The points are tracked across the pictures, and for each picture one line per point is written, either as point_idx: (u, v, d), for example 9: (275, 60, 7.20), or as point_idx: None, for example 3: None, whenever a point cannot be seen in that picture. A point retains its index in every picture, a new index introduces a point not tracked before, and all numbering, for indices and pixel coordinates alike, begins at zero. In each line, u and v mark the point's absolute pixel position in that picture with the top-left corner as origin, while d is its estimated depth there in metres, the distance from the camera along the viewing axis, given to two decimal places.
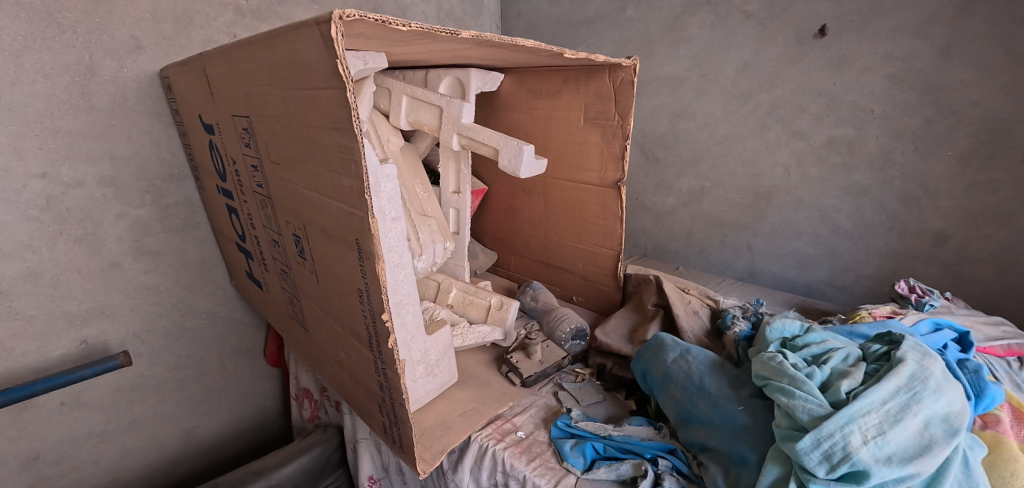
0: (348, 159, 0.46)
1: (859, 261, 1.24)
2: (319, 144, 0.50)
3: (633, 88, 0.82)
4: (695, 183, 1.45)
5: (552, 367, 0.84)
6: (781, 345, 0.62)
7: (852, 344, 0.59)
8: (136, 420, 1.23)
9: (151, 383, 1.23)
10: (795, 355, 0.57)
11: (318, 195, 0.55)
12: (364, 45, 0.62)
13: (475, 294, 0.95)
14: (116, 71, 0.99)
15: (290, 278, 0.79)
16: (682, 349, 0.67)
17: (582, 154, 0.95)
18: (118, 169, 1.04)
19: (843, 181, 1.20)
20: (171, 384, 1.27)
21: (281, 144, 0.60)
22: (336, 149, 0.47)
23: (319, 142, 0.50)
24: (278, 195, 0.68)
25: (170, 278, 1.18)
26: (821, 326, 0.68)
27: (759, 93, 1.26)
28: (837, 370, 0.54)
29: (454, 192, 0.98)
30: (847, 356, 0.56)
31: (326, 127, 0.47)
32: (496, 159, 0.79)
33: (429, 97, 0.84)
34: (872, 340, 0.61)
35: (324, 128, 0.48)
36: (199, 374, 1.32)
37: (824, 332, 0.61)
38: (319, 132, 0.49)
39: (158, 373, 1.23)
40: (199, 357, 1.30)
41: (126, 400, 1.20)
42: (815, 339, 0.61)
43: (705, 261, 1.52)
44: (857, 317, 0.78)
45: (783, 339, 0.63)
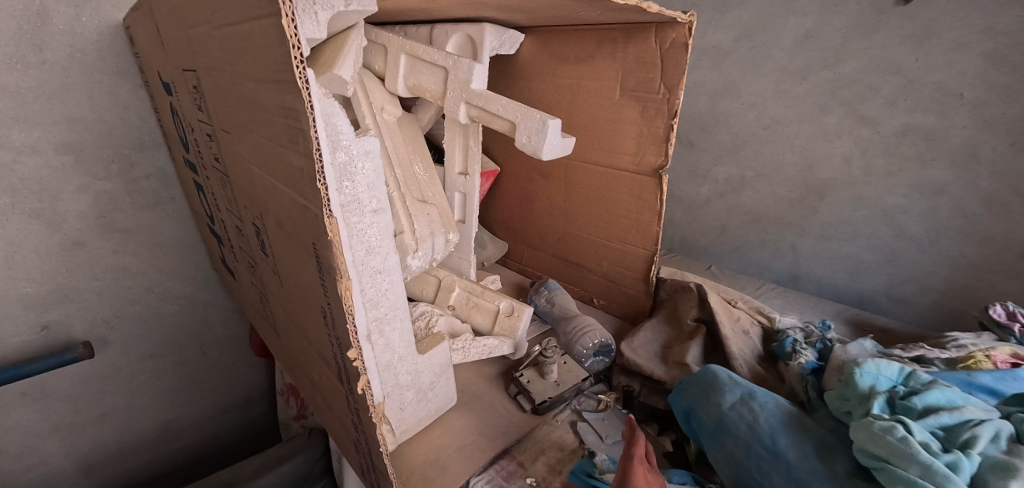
0: (294, 128, 0.31)
1: (925, 272, 1.07)
2: (263, 105, 0.35)
3: (687, 52, 0.65)
4: (734, 172, 1.27)
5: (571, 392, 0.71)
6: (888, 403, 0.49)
7: (989, 414, 0.46)
8: (109, 412, 1.12)
9: (125, 373, 1.11)
10: (923, 431, 0.43)
11: (269, 177, 0.40)
12: None
13: (481, 296, 0.81)
14: (72, 20, 0.83)
15: (257, 274, 0.65)
16: (745, 393, 0.53)
17: (615, 135, 0.79)
18: (79, 134, 0.90)
19: (915, 177, 1.02)
20: (147, 374, 1.15)
21: (228, 105, 0.45)
22: (282, 117, 0.32)
23: (263, 102, 0.35)
24: (234, 173, 0.53)
25: (143, 259, 1.05)
26: (924, 369, 0.56)
27: (821, 70, 1.07)
28: (985, 461, 0.41)
29: (460, 174, 0.83)
30: (996, 435, 0.44)
31: (267, 82, 0.32)
32: (513, 136, 0.64)
33: (432, 55, 0.67)
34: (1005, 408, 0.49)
35: (266, 84, 0.33)
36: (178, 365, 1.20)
37: (948, 390, 0.48)
38: (263, 85, 0.33)
39: (132, 362, 1.12)
40: (178, 345, 1.18)
41: (97, 390, 1.09)
42: (937, 403, 0.47)
43: (740, 260, 1.36)
44: (971, 358, 0.60)
45: (889, 394, 0.50)
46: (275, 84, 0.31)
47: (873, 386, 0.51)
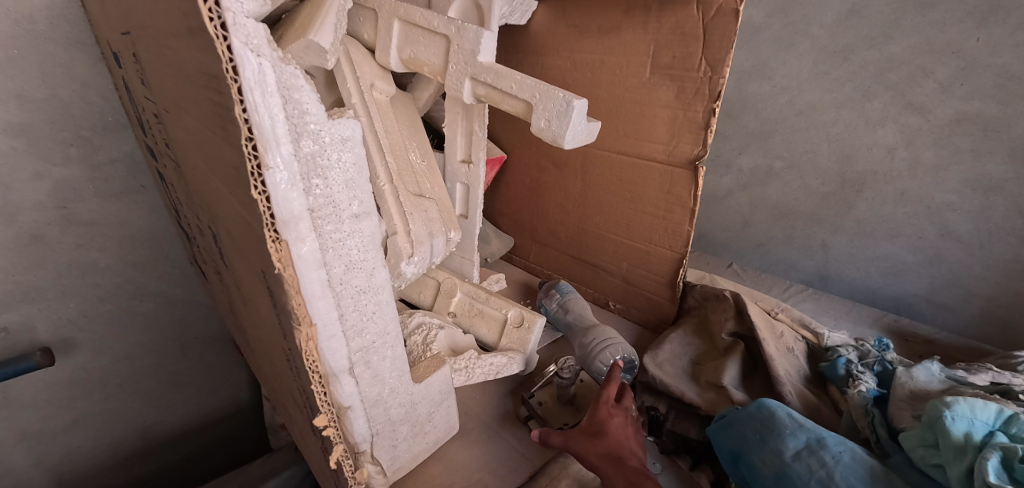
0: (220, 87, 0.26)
1: (971, 275, 0.98)
2: (189, 74, 0.27)
3: (738, 20, 0.54)
4: (761, 162, 1.17)
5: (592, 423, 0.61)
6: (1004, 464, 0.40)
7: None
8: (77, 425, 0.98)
9: (98, 383, 0.98)
10: None
11: (209, 172, 0.32)
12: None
13: (486, 304, 0.71)
14: None
15: (223, 283, 0.56)
16: (811, 438, 0.48)
17: (643, 120, 0.68)
18: (29, 115, 0.75)
19: (967, 172, 0.92)
20: (125, 383, 1.02)
21: (162, 80, 0.36)
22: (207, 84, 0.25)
23: (189, 72, 0.27)
24: (183, 165, 0.44)
25: (114, 256, 0.92)
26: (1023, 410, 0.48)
27: (865, 49, 0.95)
28: None
29: (462, 163, 0.72)
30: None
31: (187, 39, 0.25)
32: (528, 120, 0.53)
33: (430, 21, 0.56)
34: None
35: (189, 44, 0.26)
36: (160, 371, 1.07)
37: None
38: (183, 47, 0.26)
39: (107, 372, 0.98)
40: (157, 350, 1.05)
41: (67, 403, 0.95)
42: None
43: (764, 257, 1.26)
44: None
45: (1005, 449, 0.41)
46: (198, 42, 0.24)
47: (969, 434, 0.43)
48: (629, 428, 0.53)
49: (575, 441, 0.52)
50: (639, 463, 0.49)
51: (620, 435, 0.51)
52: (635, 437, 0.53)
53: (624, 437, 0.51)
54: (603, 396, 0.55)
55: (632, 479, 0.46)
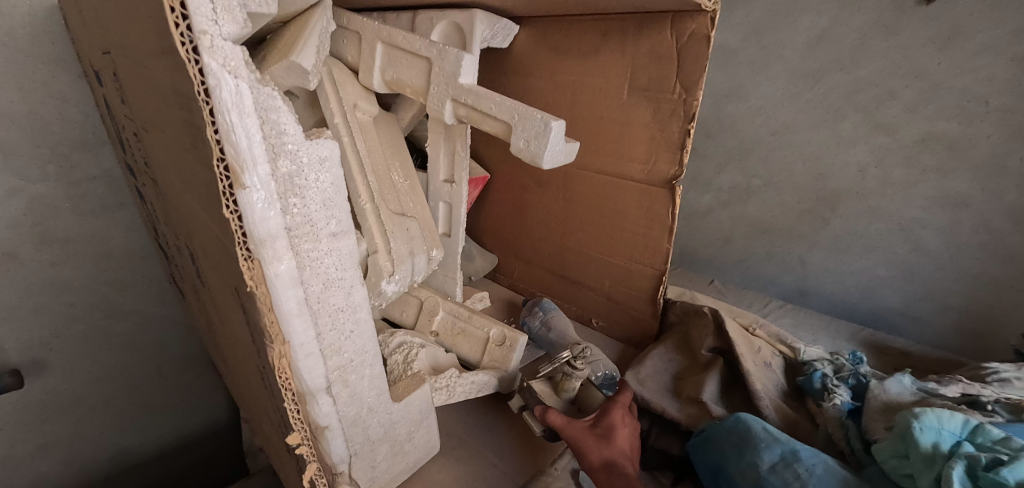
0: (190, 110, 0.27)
1: (944, 290, 1.00)
2: (178, 92, 0.28)
3: (710, 45, 0.56)
4: (739, 181, 1.20)
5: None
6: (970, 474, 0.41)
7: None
8: None
9: None
10: None
11: (187, 187, 0.33)
12: None
13: (469, 322, 0.71)
14: None
15: (202, 301, 0.56)
16: (786, 451, 0.49)
17: (623, 140, 0.70)
18: None
19: (935, 188, 0.96)
20: None
21: (141, 100, 0.36)
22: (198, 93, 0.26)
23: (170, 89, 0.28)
24: (162, 184, 0.44)
25: (88, 273, 0.94)
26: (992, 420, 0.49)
27: (835, 72, 1.00)
28: None
29: (445, 182, 0.73)
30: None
31: (169, 58, 0.26)
32: (508, 139, 0.55)
33: (413, 45, 0.57)
34: None
35: (171, 62, 0.27)
36: None
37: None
38: (167, 62, 0.27)
39: None
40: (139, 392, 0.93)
41: None
42: None
43: (744, 274, 1.28)
44: None
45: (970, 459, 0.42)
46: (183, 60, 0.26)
47: (938, 445, 0.44)
48: (631, 436, 0.55)
49: (582, 432, 0.54)
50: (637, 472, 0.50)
51: (626, 441, 0.53)
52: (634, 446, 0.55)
53: (627, 445, 0.53)
54: (617, 401, 0.57)
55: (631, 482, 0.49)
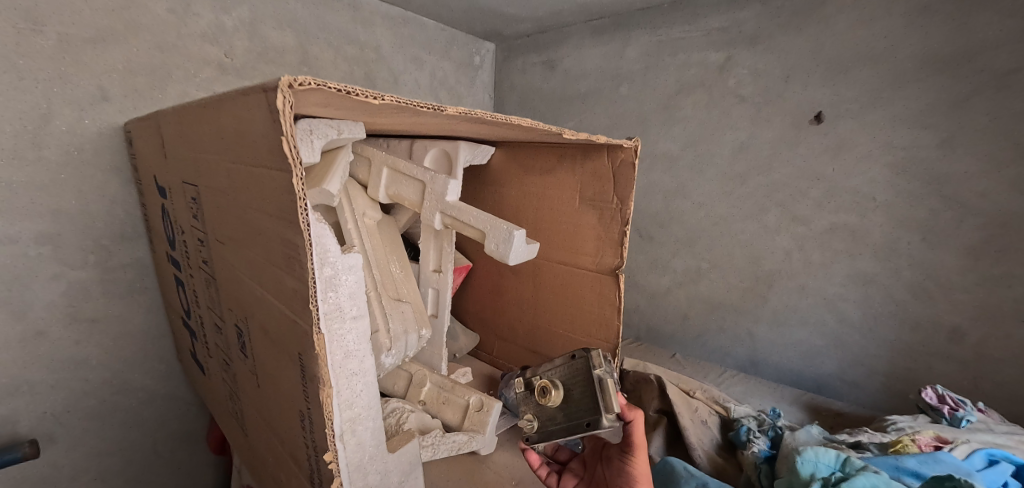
0: (292, 257, 0.37)
1: (869, 356, 1.15)
2: (284, 237, 0.37)
3: (634, 170, 0.76)
4: (691, 263, 1.39)
5: (557, 412, 0.59)
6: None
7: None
8: None
9: None
10: None
11: (260, 290, 0.45)
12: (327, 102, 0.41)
13: (452, 392, 0.83)
14: (76, 123, 0.91)
15: (230, 371, 0.67)
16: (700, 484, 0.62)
17: (577, 237, 0.87)
18: (60, 226, 0.93)
19: (848, 268, 1.14)
20: None
21: (224, 222, 0.51)
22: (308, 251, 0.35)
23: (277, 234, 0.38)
24: (221, 279, 0.58)
25: (105, 350, 1.03)
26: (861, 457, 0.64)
27: (756, 175, 1.23)
28: None
29: (434, 271, 0.88)
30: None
31: (284, 218, 0.36)
32: (482, 241, 0.71)
33: (412, 171, 0.76)
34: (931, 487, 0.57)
35: (283, 223, 0.37)
36: None
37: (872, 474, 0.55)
38: (283, 222, 0.37)
39: None
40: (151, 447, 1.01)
41: None
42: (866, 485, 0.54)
43: (703, 347, 1.42)
44: (901, 444, 0.69)
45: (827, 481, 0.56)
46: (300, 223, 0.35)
47: (811, 473, 0.58)
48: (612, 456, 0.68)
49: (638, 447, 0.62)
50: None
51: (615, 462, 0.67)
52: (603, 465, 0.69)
53: None
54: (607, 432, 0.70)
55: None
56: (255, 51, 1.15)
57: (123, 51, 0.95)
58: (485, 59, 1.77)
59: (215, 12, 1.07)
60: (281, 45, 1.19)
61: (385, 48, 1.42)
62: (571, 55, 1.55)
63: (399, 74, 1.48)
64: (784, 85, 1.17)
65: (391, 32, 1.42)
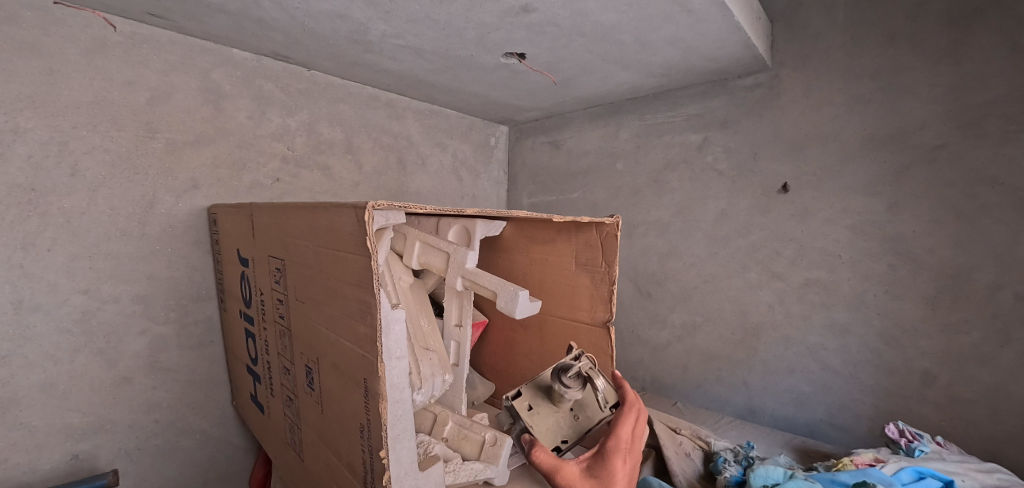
0: (366, 311, 0.56)
1: (855, 401, 1.24)
2: (362, 297, 0.56)
3: (617, 240, 0.94)
4: (687, 317, 1.53)
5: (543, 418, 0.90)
6: None
7: None
8: None
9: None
10: None
11: (334, 336, 0.63)
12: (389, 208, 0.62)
13: (470, 428, 0.97)
14: (173, 206, 1.15)
15: (294, 405, 0.83)
16: None
17: (574, 295, 1.04)
18: (153, 288, 1.13)
19: (825, 319, 1.27)
20: None
21: (306, 287, 0.70)
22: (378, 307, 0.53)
23: (356, 295, 0.57)
24: (296, 329, 0.76)
25: (174, 395, 1.18)
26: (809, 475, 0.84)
27: (737, 238, 1.41)
28: None
29: (456, 325, 1.06)
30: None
31: (363, 285, 0.55)
32: (494, 300, 0.88)
33: (439, 243, 0.96)
34: None
35: (363, 288, 0.56)
36: None
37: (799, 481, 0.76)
38: (362, 288, 0.56)
39: None
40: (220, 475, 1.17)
41: None
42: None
43: (704, 396, 1.52)
44: (842, 464, 0.91)
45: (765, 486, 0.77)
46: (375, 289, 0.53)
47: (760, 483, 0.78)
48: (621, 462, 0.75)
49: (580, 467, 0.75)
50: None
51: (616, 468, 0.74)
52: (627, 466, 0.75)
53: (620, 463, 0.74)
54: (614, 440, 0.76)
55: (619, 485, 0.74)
56: (311, 144, 1.41)
57: (213, 151, 1.21)
58: (499, 140, 2.04)
59: (282, 117, 1.34)
60: (331, 139, 1.46)
61: (415, 136, 1.69)
62: (573, 136, 1.80)
63: (426, 156, 1.74)
64: (754, 161, 1.37)
65: (420, 123, 1.70)
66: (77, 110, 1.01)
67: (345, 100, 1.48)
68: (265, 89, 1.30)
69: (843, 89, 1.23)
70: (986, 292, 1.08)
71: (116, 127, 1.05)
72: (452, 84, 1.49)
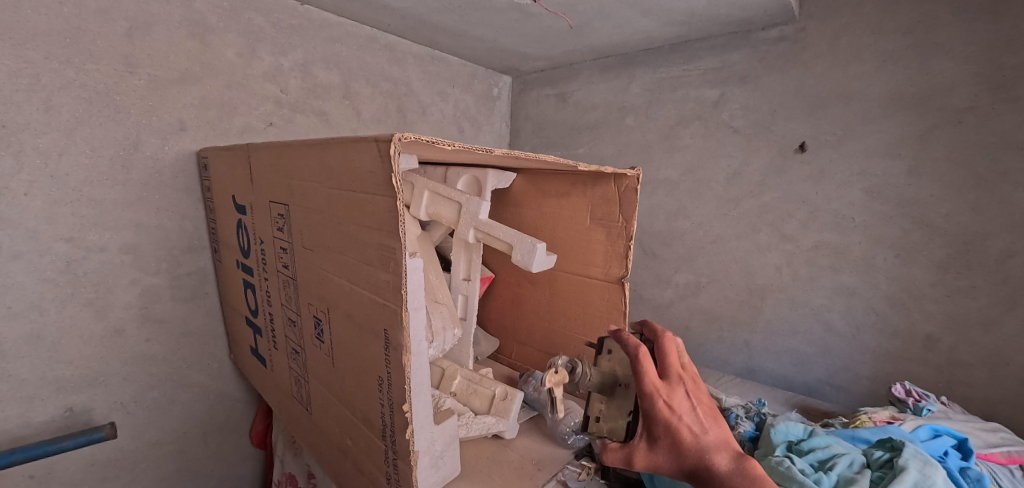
0: (388, 257, 0.52)
1: (855, 361, 1.26)
2: (383, 243, 0.52)
3: (637, 194, 0.90)
4: (691, 277, 1.52)
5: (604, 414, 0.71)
6: (787, 448, 0.85)
7: (847, 449, 0.82)
8: None
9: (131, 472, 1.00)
10: (803, 462, 0.78)
11: (348, 285, 0.59)
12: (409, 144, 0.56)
13: (479, 383, 0.96)
14: (159, 149, 1.06)
15: (300, 358, 0.80)
16: None
17: (588, 251, 1.01)
18: (141, 237, 1.07)
19: (832, 282, 1.27)
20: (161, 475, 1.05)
21: (315, 234, 0.65)
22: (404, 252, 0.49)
23: (376, 241, 0.53)
24: (303, 278, 0.72)
25: (169, 348, 1.14)
26: (828, 431, 0.91)
27: (748, 198, 1.38)
28: (843, 476, 0.76)
29: (463, 280, 1.03)
30: (851, 462, 0.78)
31: (388, 231, 0.50)
32: (509, 253, 0.85)
33: (449, 193, 0.91)
34: (875, 445, 0.84)
35: (385, 233, 0.51)
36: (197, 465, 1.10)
37: (823, 436, 0.85)
38: (383, 233, 0.51)
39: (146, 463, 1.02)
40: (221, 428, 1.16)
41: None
42: (820, 444, 0.83)
43: (704, 355, 1.54)
44: (860, 421, 0.97)
45: (788, 442, 0.86)
46: (401, 234, 0.49)
47: (785, 439, 0.87)
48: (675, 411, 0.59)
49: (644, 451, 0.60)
50: (715, 437, 0.58)
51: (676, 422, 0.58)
52: (689, 409, 0.59)
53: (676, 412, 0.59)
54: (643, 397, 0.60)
55: (704, 421, 0.59)
56: (306, 88, 1.31)
57: (200, 90, 1.11)
58: (502, 91, 1.95)
59: (274, 56, 1.24)
60: (328, 83, 1.36)
61: (415, 83, 1.59)
62: (581, 89, 1.72)
63: (427, 105, 1.65)
64: (771, 119, 1.32)
65: (420, 69, 1.60)
66: (47, 39, 0.90)
67: (342, 41, 1.37)
68: (254, 23, 1.19)
69: (872, 45, 1.17)
70: (999, 258, 1.07)
71: (91, 59, 0.95)
72: (458, 26, 1.38)
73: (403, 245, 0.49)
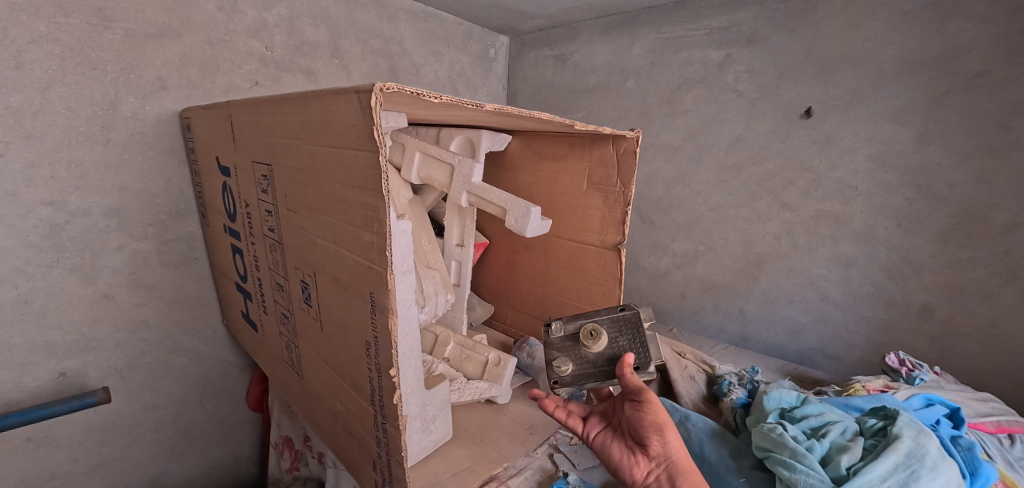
0: (372, 217, 0.49)
1: (849, 330, 1.27)
2: (367, 202, 0.49)
3: (636, 157, 0.87)
4: (689, 246, 1.51)
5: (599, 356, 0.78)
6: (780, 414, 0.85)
7: (840, 417, 0.82)
8: None
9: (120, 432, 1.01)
10: (796, 429, 0.79)
11: (333, 246, 0.57)
12: (395, 95, 0.53)
13: (472, 349, 0.95)
14: (139, 108, 1.01)
15: (289, 323, 0.79)
16: (684, 417, 0.91)
17: (584, 217, 0.99)
18: (126, 201, 1.03)
19: (831, 252, 1.26)
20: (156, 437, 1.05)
21: (299, 194, 0.63)
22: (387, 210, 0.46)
23: (360, 200, 0.50)
24: (289, 241, 0.70)
25: (161, 314, 1.13)
26: (821, 398, 0.91)
27: (750, 165, 1.34)
28: (835, 444, 0.76)
29: (457, 245, 1.01)
30: (844, 430, 0.79)
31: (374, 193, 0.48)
32: (502, 218, 0.83)
33: (442, 155, 0.87)
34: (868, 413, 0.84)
35: (370, 192, 0.48)
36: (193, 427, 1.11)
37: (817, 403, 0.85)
38: (367, 191, 0.49)
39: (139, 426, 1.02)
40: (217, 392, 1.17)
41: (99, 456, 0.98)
42: (814, 411, 0.83)
43: (699, 323, 1.55)
44: (853, 389, 0.97)
45: (780, 408, 0.86)
46: (385, 190, 0.46)
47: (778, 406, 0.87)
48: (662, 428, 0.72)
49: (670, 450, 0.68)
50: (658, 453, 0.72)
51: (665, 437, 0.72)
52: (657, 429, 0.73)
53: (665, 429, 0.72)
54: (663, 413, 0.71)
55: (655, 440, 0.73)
56: (292, 45, 1.25)
57: (180, 45, 1.05)
58: (499, 51, 1.87)
59: (258, 9, 1.16)
60: (315, 40, 1.30)
61: (408, 42, 1.52)
62: (581, 49, 1.65)
63: (420, 66, 1.59)
64: (778, 83, 1.26)
65: (414, 26, 1.53)
66: None
67: None
68: None
69: (889, 4, 1.10)
70: (1003, 230, 1.05)
71: (61, 11, 0.89)
72: None
73: (386, 203, 0.47)
